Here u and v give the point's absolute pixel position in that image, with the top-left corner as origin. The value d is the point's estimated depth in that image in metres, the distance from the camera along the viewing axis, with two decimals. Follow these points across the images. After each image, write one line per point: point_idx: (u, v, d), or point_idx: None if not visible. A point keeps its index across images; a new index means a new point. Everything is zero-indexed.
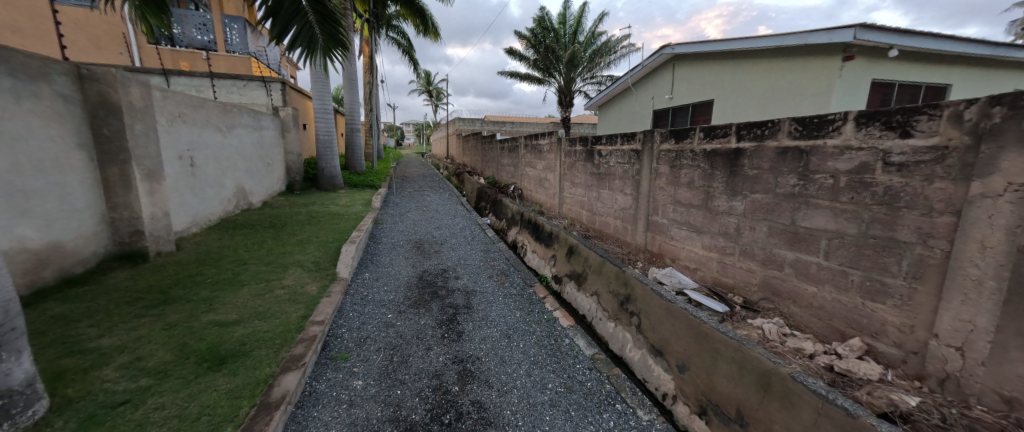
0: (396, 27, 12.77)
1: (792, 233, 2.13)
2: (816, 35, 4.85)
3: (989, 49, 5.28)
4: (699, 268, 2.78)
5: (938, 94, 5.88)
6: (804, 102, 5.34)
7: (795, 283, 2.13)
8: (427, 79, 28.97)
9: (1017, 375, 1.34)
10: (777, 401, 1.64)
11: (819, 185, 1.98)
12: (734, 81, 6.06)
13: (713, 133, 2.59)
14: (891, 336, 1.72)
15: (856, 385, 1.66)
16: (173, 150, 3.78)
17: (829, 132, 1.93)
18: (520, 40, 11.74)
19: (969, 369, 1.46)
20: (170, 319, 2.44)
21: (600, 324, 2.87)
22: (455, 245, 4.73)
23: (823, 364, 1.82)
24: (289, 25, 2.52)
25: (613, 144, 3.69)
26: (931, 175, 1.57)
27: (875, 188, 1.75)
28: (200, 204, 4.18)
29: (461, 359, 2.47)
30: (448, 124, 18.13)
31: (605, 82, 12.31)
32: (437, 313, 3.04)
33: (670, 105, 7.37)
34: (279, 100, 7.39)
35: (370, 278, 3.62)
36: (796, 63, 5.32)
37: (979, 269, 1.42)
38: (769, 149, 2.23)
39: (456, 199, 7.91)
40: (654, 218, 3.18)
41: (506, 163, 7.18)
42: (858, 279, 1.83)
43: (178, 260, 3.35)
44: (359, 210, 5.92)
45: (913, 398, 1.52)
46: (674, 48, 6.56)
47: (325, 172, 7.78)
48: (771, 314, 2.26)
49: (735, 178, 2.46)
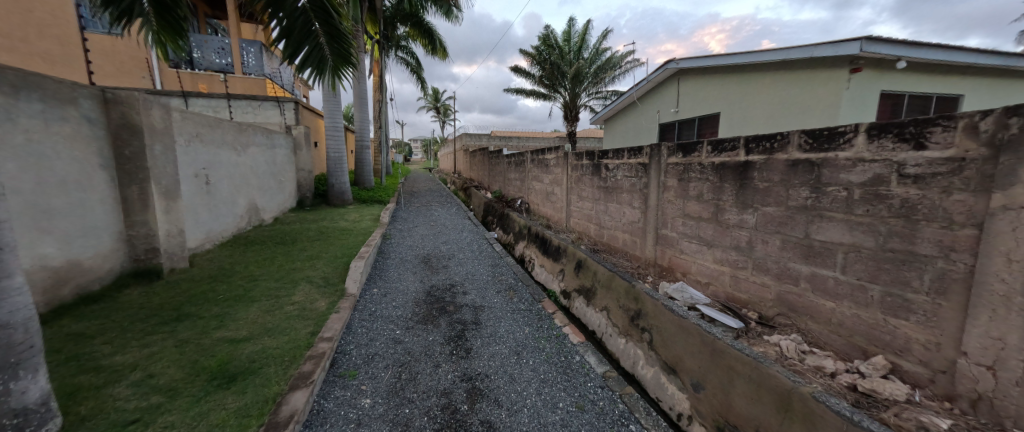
0: (405, 48, 13.08)
1: (806, 247, 2.09)
2: (821, 48, 4.84)
3: (1000, 60, 5.23)
4: (711, 282, 2.74)
5: (949, 104, 5.80)
6: (812, 114, 5.30)
7: (811, 299, 2.08)
8: (434, 96, 29.48)
9: None
10: (798, 422, 1.58)
11: (832, 197, 1.95)
12: (741, 94, 6.06)
13: (721, 146, 2.59)
14: (916, 354, 1.67)
15: (883, 406, 1.59)
16: (189, 168, 3.87)
17: (840, 144, 1.91)
18: (526, 58, 11.98)
19: (1003, 390, 1.40)
20: (182, 336, 2.46)
21: (611, 340, 2.82)
22: (463, 260, 4.73)
23: (845, 383, 1.76)
24: (300, 46, 2.63)
25: (620, 158, 3.69)
26: (948, 187, 1.54)
27: (891, 200, 1.72)
28: (214, 220, 4.25)
29: (471, 376, 2.44)
30: (455, 140, 18.40)
31: (610, 97, 12.43)
32: (445, 329, 3.01)
33: (676, 119, 7.39)
34: (292, 118, 7.59)
35: (378, 294, 3.63)
36: (805, 75, 5.30)
37: (1005, 284, 1.38)
38: (779, 162, 2.21)
39: (464, 214, 7.95)
40: (664, 232, 3.15)
41: (513, 177, 7.23)
42: (878, 294, 1.79)
43: (191, 277, 3.39)
44: (368, 225, 5.97)
45: (943, 420, 1.45)
46: (678, 63, 6.63)
47: (335, 188, 7.82)
48: (788, 330, 2.20)
49: (745, 191, 2.44)
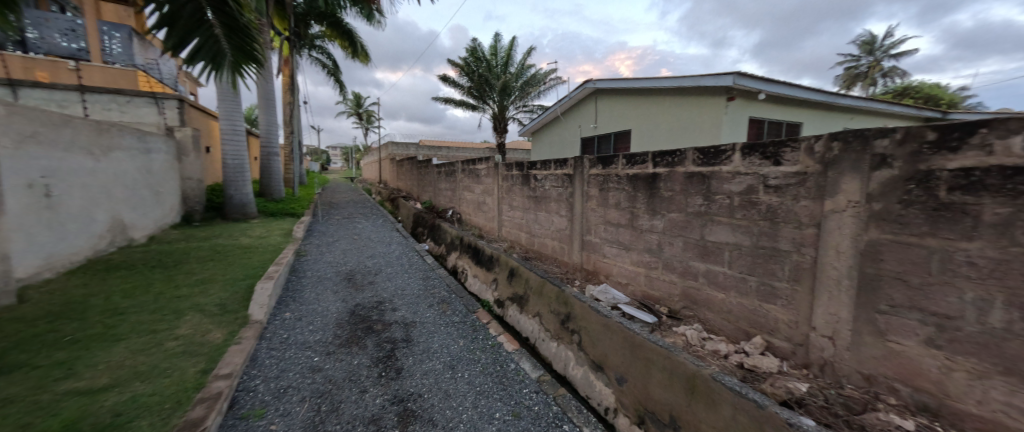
0: (322, 48, 12.05)
1: (702, 247, 2.43)
2: (706, 79, 5.70)
3: (825, 96, 6.70)
4: (629, 282, 3.00)
5: (795, 129, 7.25)
6: (700, 133, 6.19)
7: (708, 292, 2.41)
8: (355, 101, 27.59)
9: (870, 355, 1.68)
10: (702, 401, 1.80)
11: (719, 204, 2.30)
12: (647, 114, 6.84)
13: (633, 159, 2.88)
14: (782, 332, 2.03)
15: (762, 378, 1.93)
16: (19, 177, 3.03)
17: (723, 160, 2.28)
18: (453, 68, 11.94)
19: (839, 354, 1.78)
20: (5, 394, 1.89)
21: (543, 344, 2.91)
22: (391, 274, 4.45)
23: (735, 362, 2.09)
24: (188, 37, 2.30)
25: (547, 169, 3.87)
26: (798, 195, 1.93)
27: (760, 206, 2.09)
28: (58, 242, 3.38)
29: (401, 398, 2.29)
30: (380, 149, 17.46)
31: (537, 110, 12.98)
32: (373, 350, 2.80)
33: (595, 133, 8.04)
34: (176, 119, 6.40)
35: (291, 318, 3.23)
36: (694, 100, 6.19)
37: (837, 270, 1.76)
38: (680, 174, 2.54)
39: (391, 225, 7.52)
40: (588, 238, 3.38)
41: (444, 187, 7.09)
42: (755, 284, 2.14)
43: (20, 315, 2.64)
44: (277, 241, 5.31)
45: (803, 384, 1.81)
46: (595, 83, 7.25)
47: (234, 199, 6.75)
48: (691, 320, 2.52)
49: (654, 199, 2.75)
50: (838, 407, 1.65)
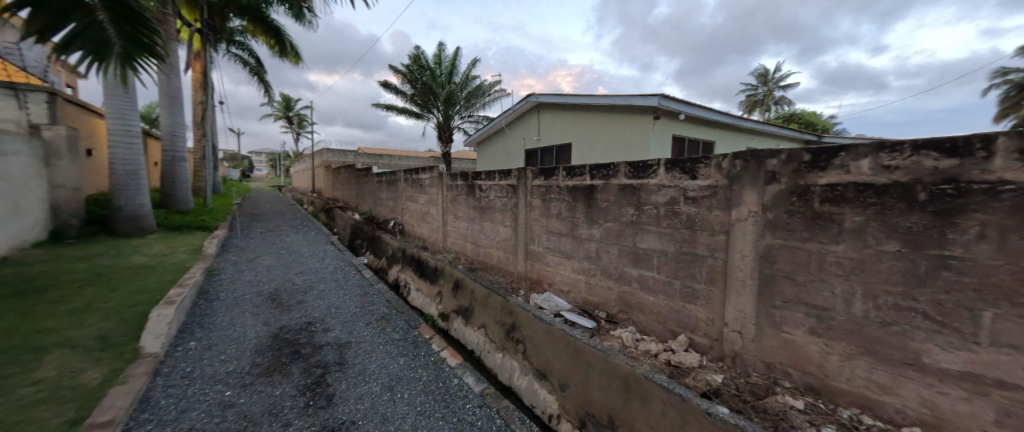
0: (243, 44, 10.93)
1: (634, 254, 2.63)
2: (635, 99, 6.24)
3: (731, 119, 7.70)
4: (571, 290, 3.12)
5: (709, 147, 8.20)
6: (631, 149, 6.72)
7: (640, 296, 2.60)
8: (283, 104, 25.16)
9: (768, 345, 1.94)
10: (635, 399, 1.92)
11: (648, 214, 2.52)
12: (586, 128, 7.27)
13: (573, 171, 3.04)
14: (701, 330, 2.26)
15: (686, 372, 2.14)
16: None
17: (649, 173, 2.50)
18: (394, 75, 11.56)
19: (745, 346, 2.03)
20: None
21: (488, 356, 2.89)
22: (322, 292, 4.10)
23: (664, 360, 2.29)
24: (69, 17, 2.84)
25: (491, 180, 3.91)
26: (710, 206, 2.19)
27: (680, 216, 2.33)
28: None
29: (332, 428, 2.10)
30: (313, 156, 16.15)
31: (482, 121, 13.05)
32: (299, 377, 2.54)
33: (538, 146, 8.33)
34: (43, 116, 5.22)
35: (198, 348, 2.80)
36: (625, 118, 6.72)
37: (742, 272, 2.03)
38: (614, 185, 2.73)
39: (325, 238, 6.95)
40: (532, 247, 3.46)
41: (385, 196, 6.76)
42: (678, 286, 2.37)
43: None
44: (182, 259, 4.60)
45: (718, 376, 2.04)
46: (537, 97, 7.56)
47: (125, 211, 5.69)
48: (626, 323, 2.69)
49: (592, 209, 2.91)
50: (746, 394, 1.88)
